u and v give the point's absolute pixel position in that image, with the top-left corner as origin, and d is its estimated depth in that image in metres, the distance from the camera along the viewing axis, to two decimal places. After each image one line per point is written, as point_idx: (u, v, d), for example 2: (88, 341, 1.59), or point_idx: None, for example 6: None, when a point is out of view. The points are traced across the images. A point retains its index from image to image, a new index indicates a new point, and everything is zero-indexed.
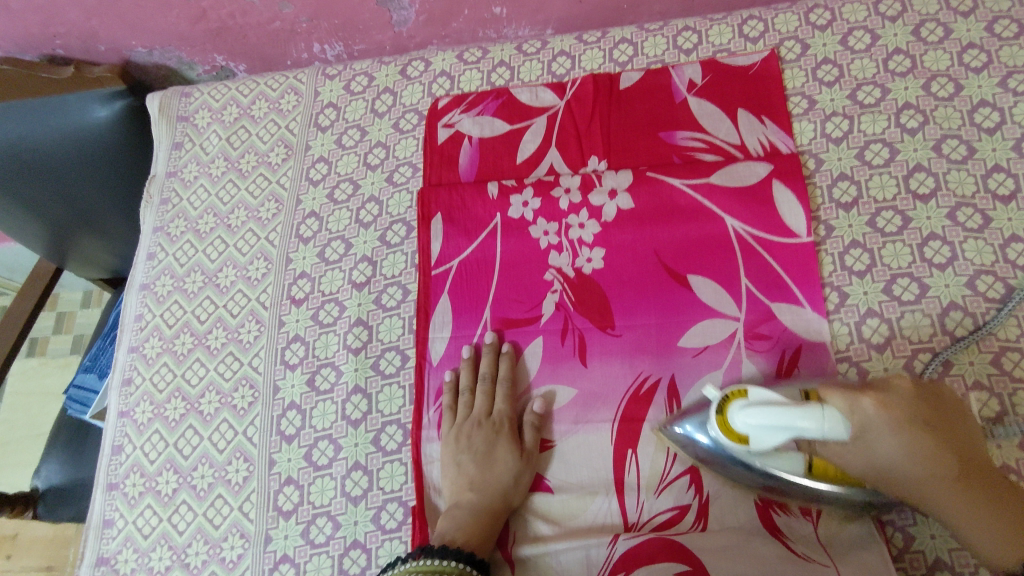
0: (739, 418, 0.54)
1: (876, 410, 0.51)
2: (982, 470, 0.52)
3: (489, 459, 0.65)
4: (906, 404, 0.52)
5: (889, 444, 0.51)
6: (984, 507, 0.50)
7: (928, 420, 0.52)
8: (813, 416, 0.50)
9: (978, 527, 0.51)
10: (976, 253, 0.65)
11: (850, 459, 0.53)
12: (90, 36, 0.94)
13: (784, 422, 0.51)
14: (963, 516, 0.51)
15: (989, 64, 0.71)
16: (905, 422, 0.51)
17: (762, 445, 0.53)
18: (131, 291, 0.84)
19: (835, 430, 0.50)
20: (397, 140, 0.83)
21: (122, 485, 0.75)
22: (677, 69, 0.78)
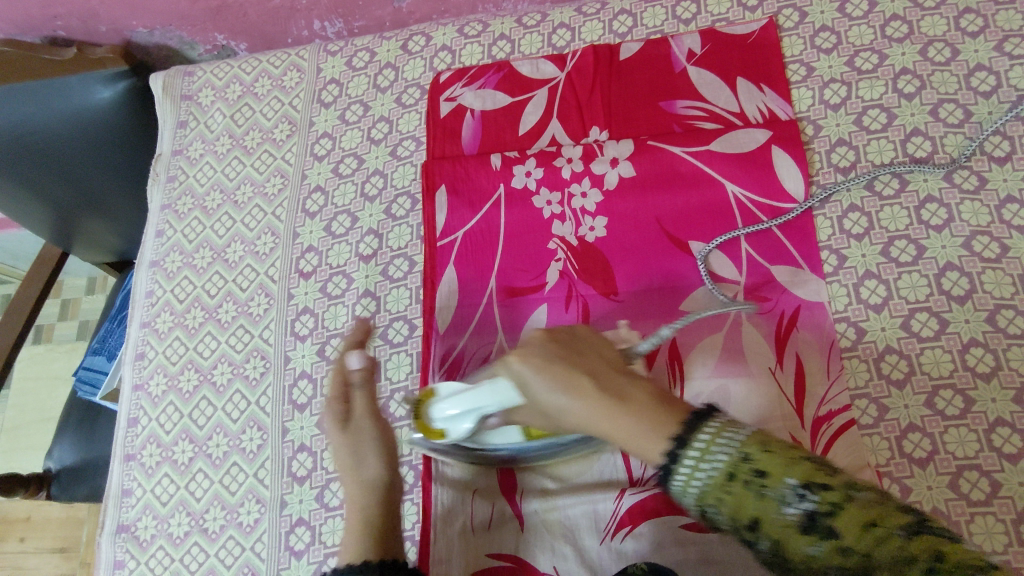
0: (437, 412, 0.59)
1: (520, 361, 0.50)
2: (626, 378, 0.48)
3: (354, 449, 0.61)
4: (558, 345, 0.51)
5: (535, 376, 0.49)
6: (619, 416, 0.46)
7: (557, 347, 0.51)
8: (492, 388, 0.54)
9: (629, 435, 0.45)
10: (972, 214, 0.67)
11: (529, 417, 0.56)
12: (91, 17, 0.95)
13: (463, 406, 0.57)
14: (626, 435, 0.45)
15: (985, 28, 0.72)
16: (542, 360, 0.49)
17: (460, 429, 0.59)
18: (141, 268, 0.86)
19: (505, 397, 0.53)
20: (400, 115, 0.84)
21: (140, 456, 0.76)
22: (676, 38, 0.79)
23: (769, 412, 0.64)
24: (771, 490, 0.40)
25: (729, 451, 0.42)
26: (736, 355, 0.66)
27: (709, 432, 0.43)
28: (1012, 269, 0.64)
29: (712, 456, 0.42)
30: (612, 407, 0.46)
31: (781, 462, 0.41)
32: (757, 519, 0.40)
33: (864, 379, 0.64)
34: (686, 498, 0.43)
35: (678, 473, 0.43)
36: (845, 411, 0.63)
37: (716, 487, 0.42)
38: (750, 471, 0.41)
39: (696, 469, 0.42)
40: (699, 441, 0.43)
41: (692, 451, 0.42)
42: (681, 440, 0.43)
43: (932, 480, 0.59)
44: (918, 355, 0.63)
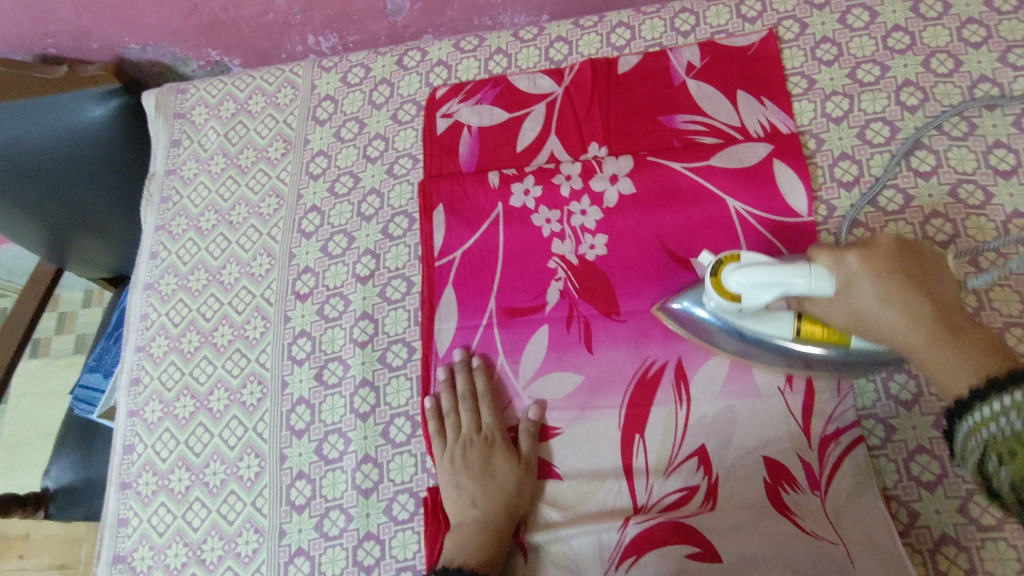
0: (733, 281, 0.58)
1: (860, 262, 0.53)
2: (975, 329, 0.51)
3: (502, 478, 0.65)
4: (910, 266, 0.53)
5: (865, 286, 0.53)
6: (953, 347, 0.50)
7: (908, 268, 0.53)
8: (812, 273, 0.54)
9: (946, 365, 0.49)
10: (978, 230, 0.65)
11: (834, 313, 0.56)
12: (82, 34, 0.94)
13: (775, 279, 0.55)
14: (937, 360, 0.50)
15: (989, 38, 0.71)
16: (886, 269, 0.53)
17: (758, 299, 0.57)
18: (135, 290, 0.85)
19: (817, 283, 0.54)
20: (396, 132, 0.83)
21: (136, 484, 0.75)
22: (675, 51, 0.78)
23: (775, 433, 0.63)
24: None
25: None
26: (742, 376, 0.65)
27: (1019, 399, 0.44)
28: (1019, 286, 0.63)
29: (1023, 420, 0.43)
30: (947, 336, 0.50)
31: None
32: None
33: (872, 400, 0.63)
34: (978, 440, 0.46)
35: (975, 415, 0.46)
36: (852, 429, 0.62)
37: (1010, 441, 0.43)
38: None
39: (987, 422, 0.45)
40: (1006, 401, 0.44)
41: (1005, 404, 0.44)
42: (999, 387, 0.45)
43: (941, 505, 0.59)
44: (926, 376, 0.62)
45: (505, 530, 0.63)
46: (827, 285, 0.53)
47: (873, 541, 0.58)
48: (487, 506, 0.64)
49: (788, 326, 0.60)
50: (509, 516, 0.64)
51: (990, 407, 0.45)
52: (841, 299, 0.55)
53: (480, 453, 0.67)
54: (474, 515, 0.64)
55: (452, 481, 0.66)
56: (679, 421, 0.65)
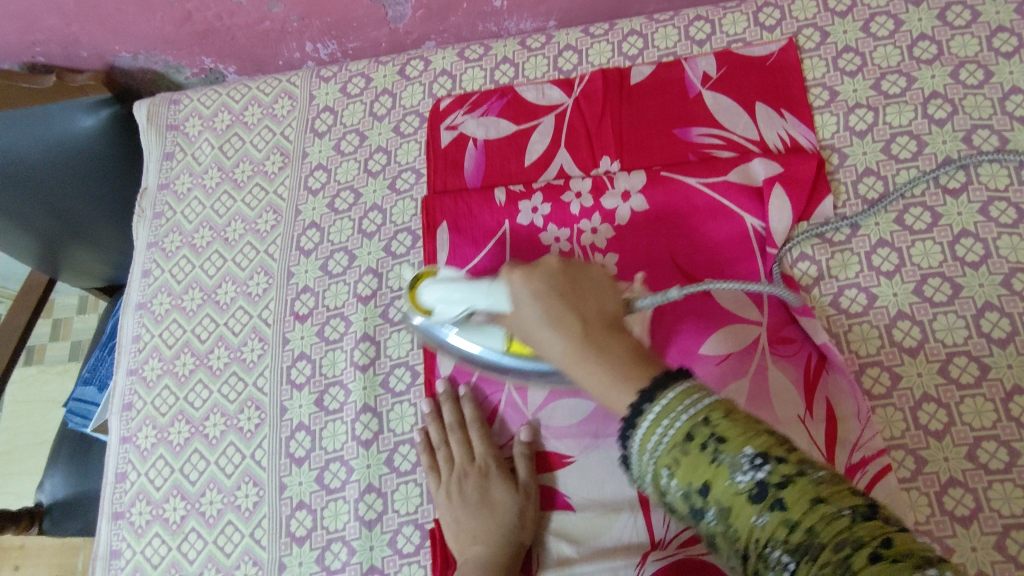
0: (428, 295, 0.60)
1: (520, 281, 0.49)
2: (625, 347, 0.44)
3: (504, 509, 0.62)
4: (569, 284, 0.48)
5: (526, 307, 0.48)
6: (616, 367, 0.43)
7: (568, 288, 0.48)
8: (485, 290, 0.54)
9: (603, 383, 0.43)
10: (1010, 250, 0.62)
11: (510, 329, 0.53)
12: (71, 43, 0.90)
13: (461, 297, 0.57)
14: (595, 380, 0.44)
15: (1020, 48, 0.68)
16: (544, 290, 0.48)
17: (448, 313, 0.59)
18: (128, 310, 0.81)
19: (494, 300, 0.53)
20: (398, 145, 0.79)
21: (129, 514, 0.72)
22: (690, 61, 0.74)
23: None
24: (721, 454, 0.37)
25: (687, 420, 0.38)
26: (763, 404, 0.61)
27: (669, 400, 0.39)
28: None
29: (671, 422, 0.39)
30: (593, 353, 0.45)
31: (739, 431, 0.37)
32: (708, 482, 0.37)
33: (901, 430, 0.60)
34: (643, 459, 0.40)
35: (638, 427, 0.40)
36: (879, 458, 0.58)
37: (670, 448, 0.38)
38: (703, 440, 0.37)
39: (647, 437, 0.39)
40: (665, 397, 0.39)
41: (653, 413, 0.39)
42: (649, 397, 0.40)
43: (978, 542, 0.56)
44: (958, 404, 0.59)
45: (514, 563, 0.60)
46: (496, 305, 0.53)
47: None
48: (491, 540, 0.60)
49: (496, 337, 0.60)
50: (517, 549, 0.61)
51: (647, 414, 0.40)
52: (504, 320, 0.54)
53: (476, 487, 0.64)
54: (483, 551, 0.60)
55: (451, 518, 0.63)
56: None
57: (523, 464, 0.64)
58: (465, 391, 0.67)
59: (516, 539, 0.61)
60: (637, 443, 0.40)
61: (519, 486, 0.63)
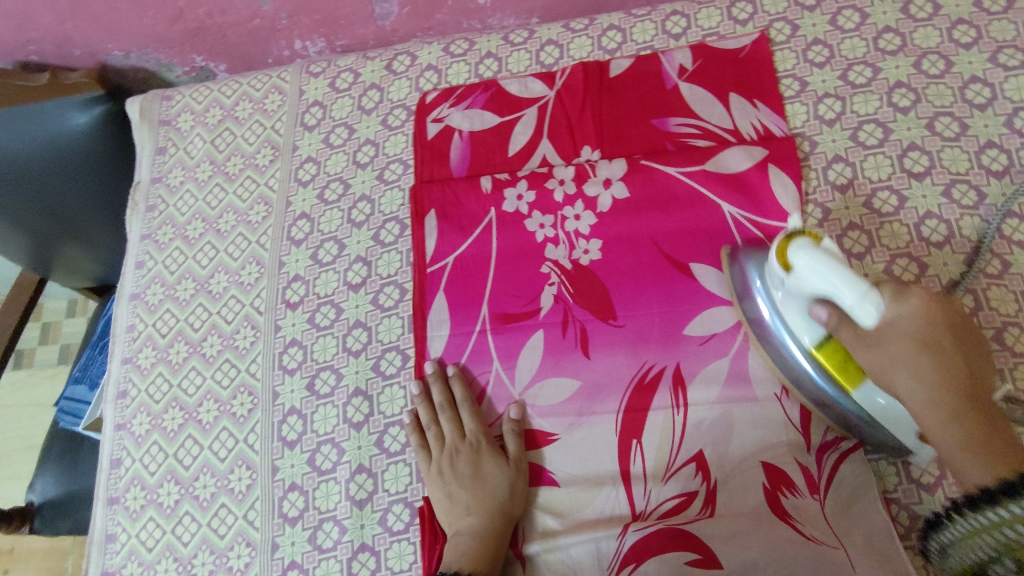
0: (799, 255, 0.54)
1: (919, 311, 0.50)
2: (994, 420, 0.49)
3: (495, 483, 0.64)
4: (910, 341, 0.50)
5: (903, 347, 0.50)
6: (983, 437, 0.47)
7: (959, 336, 0.51)
8: (865, 290, 0.50)
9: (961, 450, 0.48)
10: (971, 230, 0.65)
11: (868, 348, 0.52)
12: (64, 41, 0.92)
13: (829, 284, 0.51)
14: (955, 444, 0.48)
15: (979, 39, 0.71)
16: (932, 324, 0.50)
17: (802, 284, 0.54)
18: (122, 301, 0.83)
19: (857, 303, 0.50)
20: (386, 137, 0.82)
21: (124, 499, 0.74)
22: (667, 54, 0.77)
23: (774, 439, 0.63)
24: None
25: (1010, 541, 0.43)
26: (740, 381, 0.65)
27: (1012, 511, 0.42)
28: (1015, 285, 0.63)
29: (1003, 533, 0.43)
30: (972, 417, 0.48)
31: None
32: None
33: None
34: (969, 550, 0.47)
35: (968, 520, 0.46)
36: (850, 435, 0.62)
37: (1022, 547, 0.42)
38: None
39: (991, 528, 0.44)
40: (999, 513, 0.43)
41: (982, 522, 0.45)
42: (994, 496, 0.44)
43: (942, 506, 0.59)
44: None
45: (503, 534, 0.62)
46: (868, 320, 0.50)
47: (874, 544, 0.57)
48: (483, 512, 0.63)
49: (812, 333, 0.58)
50: (506, 521, 0.63)
51: (976, 517, 0.46)
52: (865, 337, 0.52)
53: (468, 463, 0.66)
54: (474, 522, 0.62)
55: (444, 493, 0.65)
56: (676, 426, 0.64)
57: (513, 442, 0.66)
58: (454, 371, 0.69)
59: (506, 513, 0.63)
60: (962, 529, 0.47)
61: (509, 461, 0.65)
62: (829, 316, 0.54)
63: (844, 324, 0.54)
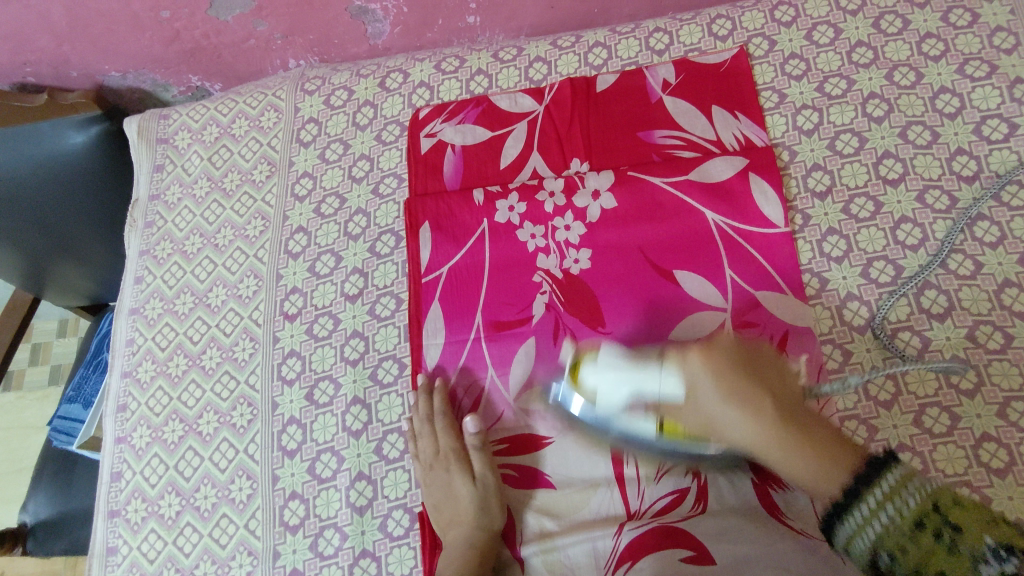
0: (591, 377, 0.63)
1: (700, 359, 0.58)
2: (791, 410, 0.56)
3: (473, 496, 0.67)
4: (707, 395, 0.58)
5: (716, 403, 0.57)
6: (821, 461, 0.53)
7: (745, 362, 0.58)
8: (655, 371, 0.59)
9: (804, 473, 0.54)
10: (945, 233, 0.68)
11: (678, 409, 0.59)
12: (61, 63, 0.93)
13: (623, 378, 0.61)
14: (798, 465, 0.54)
15: (946, 52, 0.75)
16: (723, 370, 0.57)
17: (608, 403, 0.62)
18: (120, 316, 0.84)
19: (666, 387, 0.59)
20: (380, 152, 0.84)
21: (125, 512, 0.75)
22: (651, 69, 0.80)
23: None
24: (961, 545, 0.47)
25: (915, 509, 0.49)
26: None
27: (887, 485, 0.50)
28: (987, 285, 0.66)
29: (879, 521, 0.50)
30: (819, 453, 0.53)
31: (976, 522, 0.47)
32: (925, 564, 0.47)
33: (853, 402, 0.65)
34: (866, 539, 0.50)
35: (852, 518, 0.51)
36: None
37: (900, 537, 0.49)
38: (935, 524, 0.48)
39: (876, 512, 0.50)
40: (865, 507, 0.50)
41: (865, 511, 0.50)
42: (854, 496, 0.51)
43: None
44: (904, 375, 0.65)
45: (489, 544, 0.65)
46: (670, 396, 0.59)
47: None
48: (466, 529, 0.66)
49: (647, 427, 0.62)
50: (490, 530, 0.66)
51: (858, 512, 0.51)
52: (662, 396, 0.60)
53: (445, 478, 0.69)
54: (460, 539, 0.65)
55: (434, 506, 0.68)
56: None
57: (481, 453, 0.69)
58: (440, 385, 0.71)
59: (486, 521, 0.66)
60: (855, 520, 0.51)
61: (481, 474, 0.68)
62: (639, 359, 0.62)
63: (659, 408, 0.60)
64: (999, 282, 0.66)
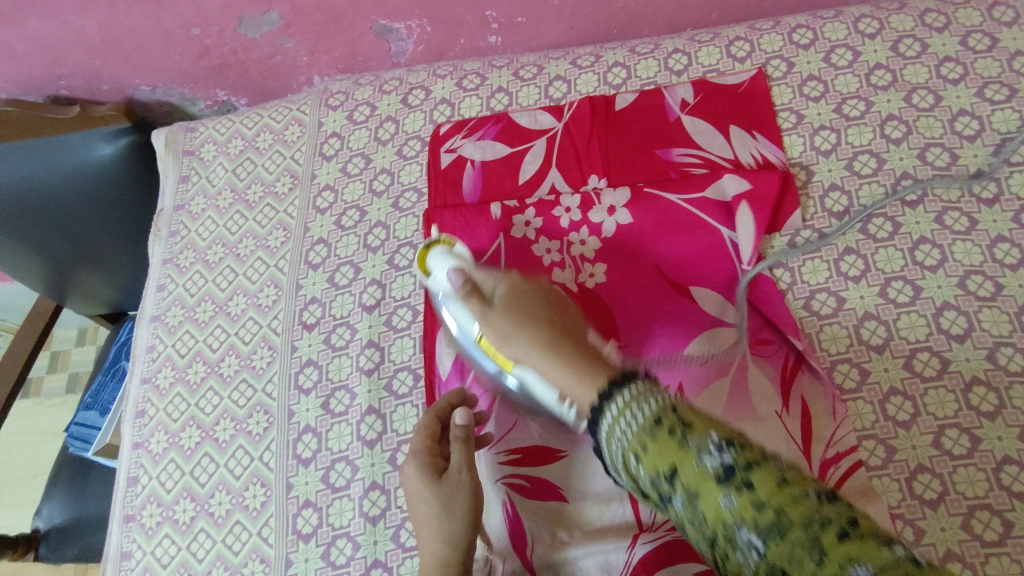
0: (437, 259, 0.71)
1: (510, 293, 0.67)
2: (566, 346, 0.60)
3: (447, 499, 0.61)
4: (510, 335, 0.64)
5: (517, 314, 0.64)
6: (580, 364, 0.58)
7: (548, 300, 0.67)
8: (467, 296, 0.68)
9: (567, 369, 0.58)
10: (964, 254, 0.68)
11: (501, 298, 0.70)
12: (94, 76, 0.96)
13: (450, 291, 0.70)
14: (564, 366, 0.59)
15: (965, 75, 0.75)
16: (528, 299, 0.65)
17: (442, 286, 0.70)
18: (142, 323, 0.86)
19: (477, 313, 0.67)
20: (401, 167, 0.85)
21: (139, 516, 0.75)
22: (669, 89, 0.81)
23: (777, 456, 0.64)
24: (689, 438, 0.42)
25: (653, 410, 0.45)
26: (743, 400, 0.67)
27: (618, 406, 0.47)
28: (1008, 307, 0.66)
29: (631, 414, 0.46)
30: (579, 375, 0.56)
31: (703, 423, 0.43)
32: (675, 468, 0.42)
33: (871, 421, 0.64)
34: (616, 446, 0.46)
35: (611, 413, 0.48)
36: (852, 453, 0.63)
37: (640, 432, 0.45)
38: (671, 423, 0.44)
39: (627, 407, 0.47)
40: (619, 402, 0.47)
41: (616, 409, 0.47)
42: (609, 398, 0.49)
43: (945, 522, 0.59)
44: (922, 396, 0.64)
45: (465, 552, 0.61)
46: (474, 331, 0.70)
47: None
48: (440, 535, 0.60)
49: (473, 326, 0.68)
50: (464, 540, 0.61)
51: (618, 403, 0.48)
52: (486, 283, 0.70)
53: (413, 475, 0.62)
54: (441, 547, 0.60)
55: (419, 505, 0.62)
56: None
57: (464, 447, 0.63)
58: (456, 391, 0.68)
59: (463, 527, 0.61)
60: (614, 412, 0.48)
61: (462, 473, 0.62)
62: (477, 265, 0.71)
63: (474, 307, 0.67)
64: (1020, 305, 0.65)
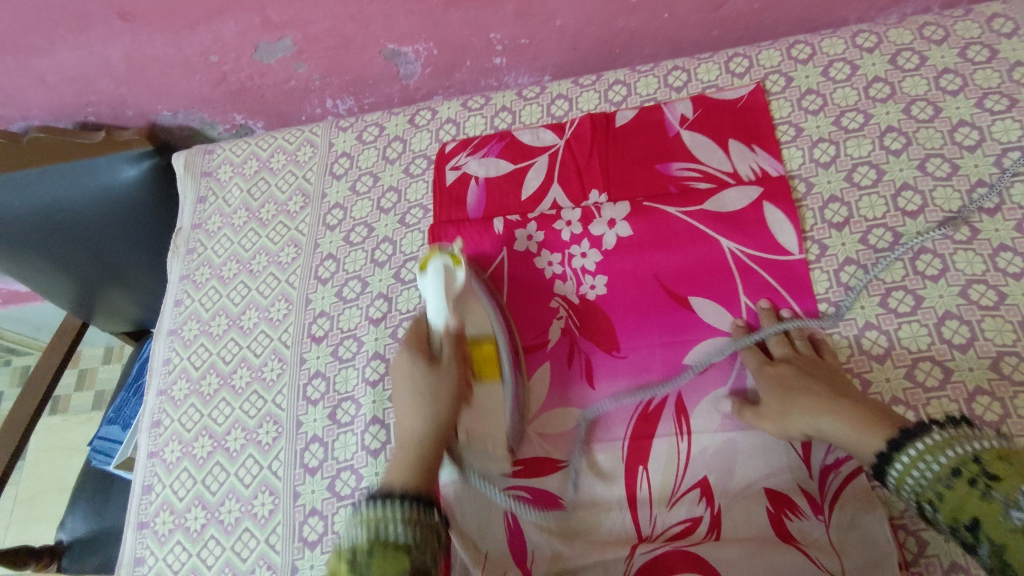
0: (435, 277, 0.68)
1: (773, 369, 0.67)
2: (832, 399, 0.61)
3: (435, 384, 0.66)
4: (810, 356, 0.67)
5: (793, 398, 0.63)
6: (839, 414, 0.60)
7: (811, 371, 0.65)
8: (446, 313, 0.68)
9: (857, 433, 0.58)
10: (966, 264, 0.68)
11: (473, 322, 0.71)
12: (120, 103, 1.01)
13: (429, 298, 0.68)
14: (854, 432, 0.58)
15: (964, 87, 0.75)
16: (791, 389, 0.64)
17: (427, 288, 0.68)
18: (160, 336, 0.88)
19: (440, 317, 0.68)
20: (408, 184, 0.88)
21: (153, 524, 0.77)
22: (669, 105, 0.83)
23: (776, 465, 0.65)
24: (993, 491, 0.47)
25: (954, 457, 0.50)
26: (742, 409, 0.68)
27: (913, 453, 0.53)
28: (1012, 316, 0.65)
29: (932, 458, 0.51)
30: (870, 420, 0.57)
31: (1016, 476, 0.47)
32: (978, 517, 0.47)
33: None
34: (909, 489, 0.53)
35: (901, 458, 0.53)
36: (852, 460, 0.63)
37: (936, 482, 0.51)
38: (975, 474, 0.49)
39: (934, 449, 0.52)
40: (909, 452, 0.53)
41: (909, 455, 0.53)
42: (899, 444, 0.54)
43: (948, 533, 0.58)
44: (925, 406, 0.64)
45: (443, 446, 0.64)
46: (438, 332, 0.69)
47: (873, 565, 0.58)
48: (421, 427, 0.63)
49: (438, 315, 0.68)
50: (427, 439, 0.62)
51: (905, 452, 0.53)
52: (463, 314, 0.70)
53: (407, 357, 0.68)
54: (422, 429, 0.63)
55: (404, 393, 0.66)
56: (681, 453, 0.68)
57: (456, 357, 0.68)
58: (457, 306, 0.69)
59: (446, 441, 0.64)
60: (915, 451, 0.53)
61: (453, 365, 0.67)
62: (466, 292, 0.70)
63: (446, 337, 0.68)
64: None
